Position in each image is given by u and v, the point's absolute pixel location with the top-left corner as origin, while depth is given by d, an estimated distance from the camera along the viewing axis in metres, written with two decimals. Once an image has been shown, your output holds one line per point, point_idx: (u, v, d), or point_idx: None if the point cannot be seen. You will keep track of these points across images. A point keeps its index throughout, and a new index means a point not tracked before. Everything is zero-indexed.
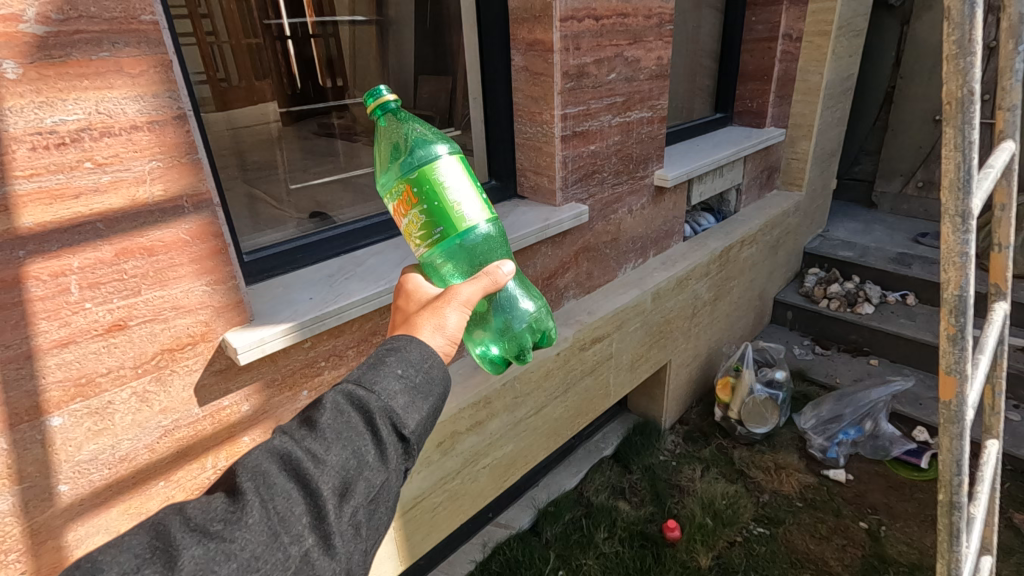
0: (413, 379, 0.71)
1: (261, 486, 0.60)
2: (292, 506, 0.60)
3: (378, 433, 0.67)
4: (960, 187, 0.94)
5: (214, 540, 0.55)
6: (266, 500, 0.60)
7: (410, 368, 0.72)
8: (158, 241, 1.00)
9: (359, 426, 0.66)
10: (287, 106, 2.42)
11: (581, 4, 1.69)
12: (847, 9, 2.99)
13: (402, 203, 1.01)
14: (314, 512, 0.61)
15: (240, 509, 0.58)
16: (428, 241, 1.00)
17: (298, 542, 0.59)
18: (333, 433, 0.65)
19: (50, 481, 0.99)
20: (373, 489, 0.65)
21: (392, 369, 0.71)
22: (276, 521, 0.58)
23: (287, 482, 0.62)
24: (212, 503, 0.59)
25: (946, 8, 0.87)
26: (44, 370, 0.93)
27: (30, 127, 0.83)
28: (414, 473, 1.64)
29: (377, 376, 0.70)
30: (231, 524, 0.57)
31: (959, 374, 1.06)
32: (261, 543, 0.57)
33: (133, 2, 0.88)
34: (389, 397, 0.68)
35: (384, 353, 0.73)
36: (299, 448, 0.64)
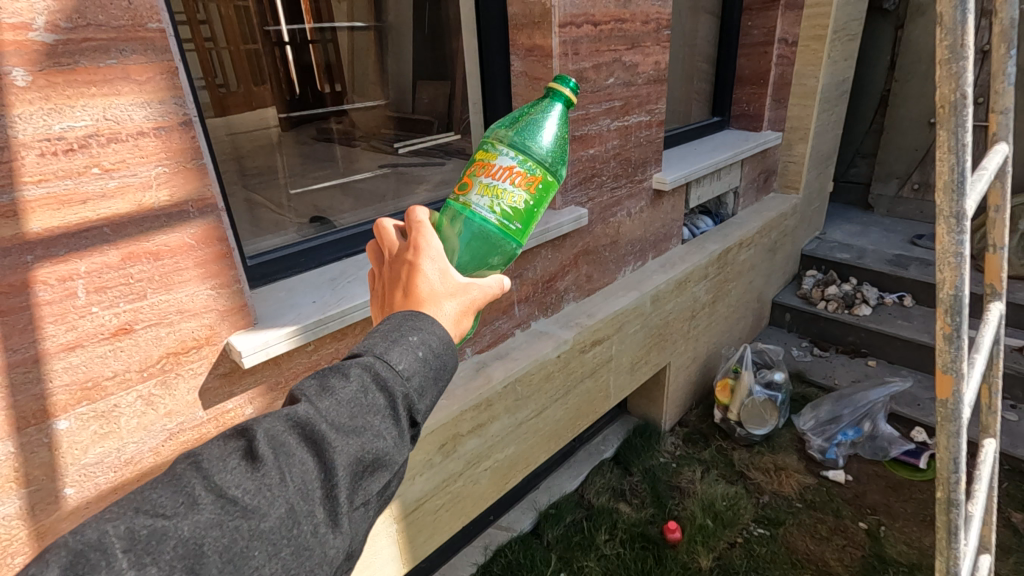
0: (434, 363, 0.67)
1: (280, 456, 0.56)
2: (309, 480, 0.57)
3: (396, 415, 0.62)
4: (954, 189, 0.95)
5: (235, 506, 0.53)
6: (284, 469, 0.56)
7: (432, 351, 0.67)
8: (163, 245, 1.01)
9: (378, 405, 0.61)
10: (287, 111, 2.50)
11: (580, 10, 1.71)
12: (842, 14, 3.02)
13: (522, 173, 0.89)
14: (328, 489, 0.57)
15: (259, 476, 0.55)
16: (501, 220, 0.88)
17: (310, 518, 0.56)
18: (353, 408, 0.60)
19: (56, 484, 1.00)
20: (387, 472, 0.61)
21: (414, 348, 0.65)
22: (293, 494, 0.55)
23: (305, 453, 0.58)
24: (231, 463, 0.55)
25: (940, 14, 0.89)
26: (51, 374, 0.93)
27: (39, 133, 0.84)
28: (416, 475, 1.64)
29: (399, 353, 0.64)
30: (251, 492, 0.54)
31: (956, 372, 1.07)
32: (277, 517, 0.54)
33: (141, 11, 0.89)
34: (410, 379, 0.64)
35: (407, 327, 0.68)
36: (319, 420, 0.59)
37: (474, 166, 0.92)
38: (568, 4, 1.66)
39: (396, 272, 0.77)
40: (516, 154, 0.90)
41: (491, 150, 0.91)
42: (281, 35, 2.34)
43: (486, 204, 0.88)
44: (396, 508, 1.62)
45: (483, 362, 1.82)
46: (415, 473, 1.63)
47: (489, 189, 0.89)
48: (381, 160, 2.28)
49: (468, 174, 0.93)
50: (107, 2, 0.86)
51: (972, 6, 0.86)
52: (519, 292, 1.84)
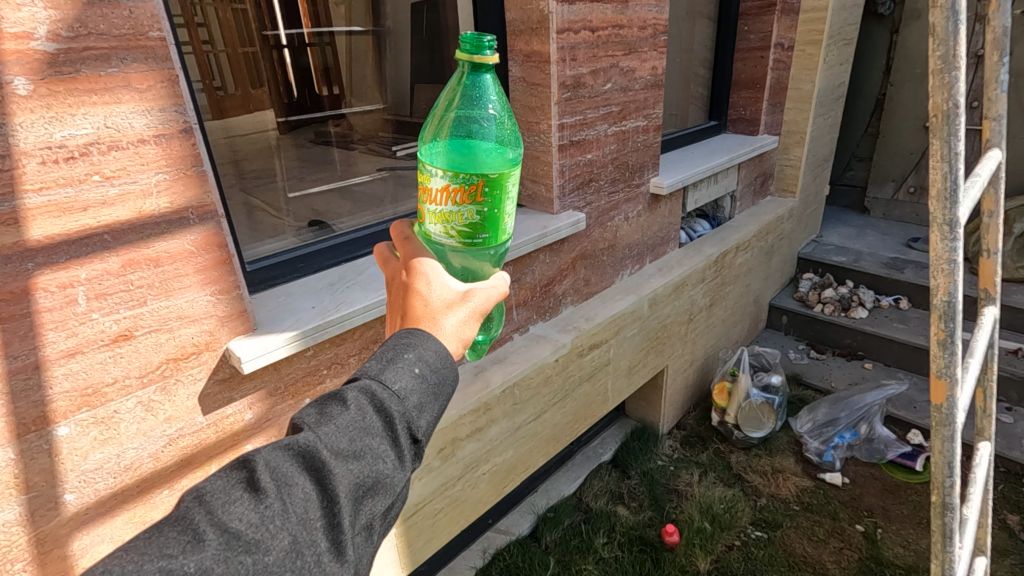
0: (432, 379, 0.68)
1: (282, 488, 0.57)
2: (311, 510, 0.57)
3: (395, 435, 0.64)
4: (947, 197, 0.96)
5: (238, 541, 0.52)
6: (286, 500, 0.56)
7: (428, 366, 0.68)
8: (164, 252, 1.02)
9: (375, 427, 0.63)
10: (285, 115, 2.40)
11: (578, 16, 1.72)
12: (838, 19, 3.05)
13: (457, 188, 0.88)
14: (330, 518, 0.58)
15: (262, 508, 0.55)
16: (464, 239, 0.92)
17: (314, 551, 0.56)
18: (352, 432, 0.61)
19: (57, 489, 1.00)
20: (390, 493, 0.62)
21: (409, 366, 0.67)
22: (296, 526, 0.55)
23: (306, 482, 0.58)
24: (234, 497, 0.55)
25: (932, 25, 0.90)
26: (51, 380, 0.94)
27: (40, 142, 0.84)
28: (415, 480, 1.64)
29: (394, 373, 0.66)
30: (255, 526, 0.54)
31: (950, 377, 1.09)
32: (281, 550, 0.54)
33: (142, 20, 0.90)
34: (407, 399, 0.65)
35: (401, 345, 0.69)
36: (320, 446, 0.60)
37: (420, 190, 0.94)
38: (566, 10, 1.67)
39: (396, 293, 0.80)
40: (445, 171, 0.88)
41: (426, 173, 0.91)
42: (279, 39, 2.26)
43: (443, 230, 0.92)
44: None
45: (482, 366, 1.83)
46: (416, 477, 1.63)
47: (437, 216, 0.92)
48: (379, 164, 2.29)
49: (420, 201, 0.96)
50: (109, 11, 0.86)
51: (963, 18, 0.87)
52: (517, 296, 1.85)
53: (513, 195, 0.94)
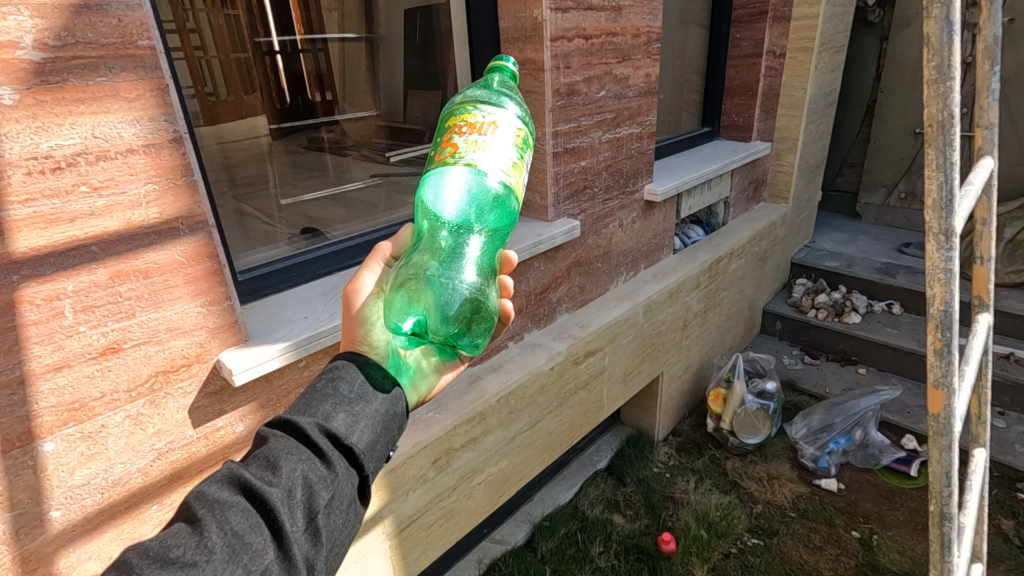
0: (350, 397, 0.79)
1: (217, 513, 0.63)
2: (251, 525, 0.63)
3: (322, 447, 0.72)
4: (943, 207, 0.97)
5: (174, 566, 0.58)
6: (223, 523, 0.62)
7: (347, 387, 0.80)
8: (153, 263, 1.00)
9: (301, 445, 0.72)
10: (277, 122, 2.43)
11: (571, 24, 1.71)
12: (829, 26, 3.07)
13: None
14: (272, 527, 0.65)
15: (199, 534, 0.61)
16: None
17: (258, 557, 0.62)
18: (279, 455, 0.69)
19: (42, 507, 0.98)
20: (327, 500, 0.69)
21: (327, 391, 0.78)
22: (235, 541, 0.61)
23: (242, 501, 0.65)
24: (172, 531, 0.61)
25: (927, 35, 0.91)
26: (37, 396, 0.92)
27: (26, 153, 0.82)
28: (409, 491, 1.62)
29: (311, 402, 0.77)
30: (192, 549, 0.59)
31: (947, 387, 1.09)
32: (224, 563, 0.60)
33: (131, 28, 0.88)
34: (327, 416, 0.75)
35: (319, 381, 0.80)
36: (248, 471, 0.67)
37: None
38: (559, 18, 1.67)
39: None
40: None
41: None
42: (271, 45, 2.22)
43: None
44: (388, 525, 1.60)
45: (477, 375, 1.82)
46: (408, 489, 1.61)
47: None
48: (373, 170, 2.28)
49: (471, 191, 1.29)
50: (97, 20, 0.85)
51: (958, 28, 0.88)
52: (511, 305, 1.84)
53: None
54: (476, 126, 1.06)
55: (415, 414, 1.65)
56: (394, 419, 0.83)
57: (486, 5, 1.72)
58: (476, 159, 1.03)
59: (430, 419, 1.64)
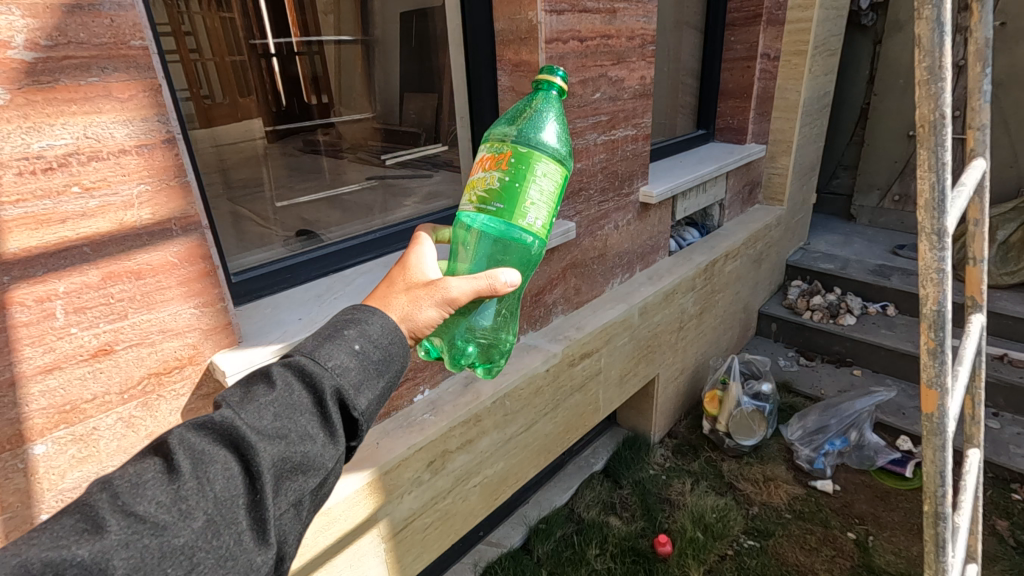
0: (374, 358, 0.73)
1: (198, 466, 0.59)
2: (232, 490, 0.59)
3: (325, 412, 0.67)
4: (935, 207, 0.97)
5: (143, 524, 0.54)
6: (203, 479, 0.59)
7: (370, 345, 0.73)
8: (146, 264, 1.00)
9: (304, 402, 0.66)
10: (274, 123, 2.43)
11: (567, 26, 1.72)
12: (822, 30, 3.09)
13: (493, 156, 0.96)
14: (253, 495, 0.61)
15: (177, 489, 0.57)
16: (480, 205, 0.96)
17: (232, 528, 0.58)
18: (279, 412, 0.64)
19: (32, 510, 0.97)
20: (318, 470, 0.66)
21: (347, 344, 0.71)
22: (212, 506, 0.57)
23: (228, 459, 0.61)
24: (148, 478, 0.57)
25: (918, 36, 0.91)
26: (28, 398, 0.91)
27: (17, 153, 0.82)
28: (404, 494, 1.61)
29: (330, 348, 0.70)
30: (165, 508, 0.55)
31: (940, 387, 1.09)
32: (195, 530, 0.56)
33: (124, 28, 0.88)
34: (339, 375, 0.69)
35: (340, 326, 0.73)
36: (243, 423, 0.62)
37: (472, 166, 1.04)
38: (554, 20, 1.68)
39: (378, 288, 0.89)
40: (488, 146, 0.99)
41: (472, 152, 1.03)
42: (267, 47, 2.22)
43: (470, 199, 0.99)
44: (383, 528, 1.59)
45: (472, 377, 1.81)
46: (404, 491, 1.60)
47: (470, 184, 0.99)
48: (369, 172, 2.28)
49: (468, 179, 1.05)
50: (89, 20, 0.85)
51: (949, 29, 0.88)
52: None
53: (541, 180, 0.94)
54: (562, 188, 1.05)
55: (410, 417, 1.64)
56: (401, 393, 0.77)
57: (480, 7, 1.72)
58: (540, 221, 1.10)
59: (425, 421, 1.64)
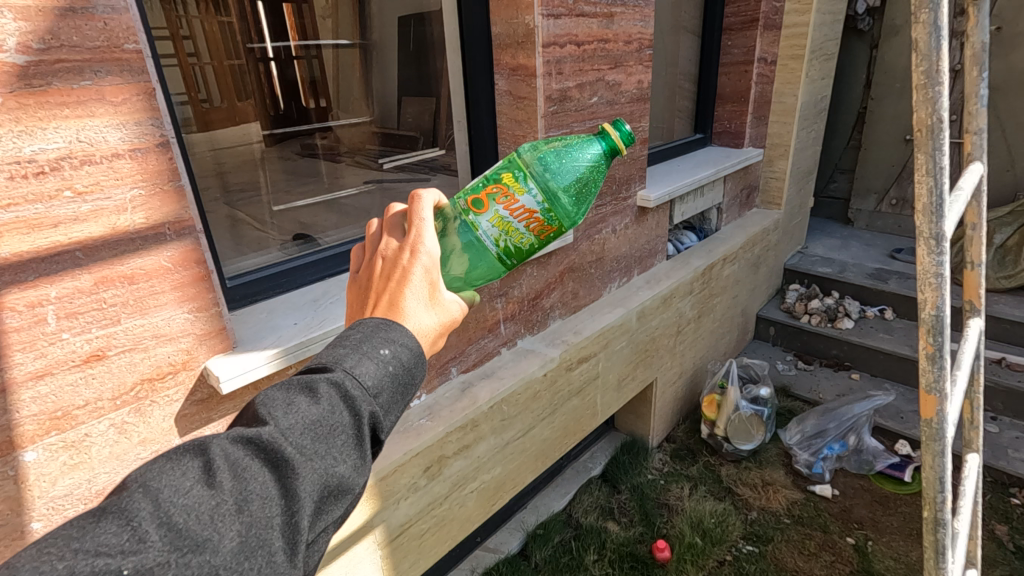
0: (408, 375, 0.65)
1: (239, 482, 0.53)
2: (269, 510, 0.53)
3: (362, 434, 0.60)
4: (933, 212, 0.97)
5: (183, 542, 0.48)
6: (242, 496, 0.52)
7: (403, 364, 0.65)
8: (139, 269, 0.99)
9: (344, 421, 0.59)
10: (270, 128, 2.37)
11: (564, 30, 1.72)
12: (819, 35, 3.10)
13: (540, 220, 0.94)
14: (288, 518, 0.54)
15: (215, 504, 0.50)
16: (502, 254, 0.95)
17: (266, 553, 0.52)
18: (319, 429, 0.57)
19: (23, 518, 0.96)
20: (353, 492, 0.59)
21: (384, 362, 0.63)
22: (250, 527, 0.51)
23: (266, 475, 0.54)
24: (187, 489, 0.50)
25: (915, 41, 0.91)
26: (18, 404, 0.90)
27: (8, 156, 0.81)
28: (401, 500, 1.60)
29: (372, 363, 0.62)
30: (205, 525, 0.49)
31: (939, 392, 1.08)
32: (230, 553, 0.50)
33: (117, 32, 0.87)
34: (377, 396, 0.62)
35: (379, 337, 0.65)
36: (283, 440, 0.55)
37: (496, 186, 0.92)
38: (551, 24, 1.67)
39: (378, 282, 0.74)
40: (541, 198, 0.92)
41: (519, 180, 0.91)
42: (265, 52, 2.19)
43: (493, 236, 0.93)
44: (379, 534, 1.58)
45: (469, 382, 1.80)
46: (402, 497, 1.60)
47: (501, 224, 0.92)
48: (366, 176, 2.28)
49: (487, 191, 0.92)
50: (82, 23, 0.84)
51: (945, 34, 0.89)
52: (505, 309, 1.85)
53: None
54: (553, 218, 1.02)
55: (406, 422, 1.63)
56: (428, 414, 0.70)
57: (478, 10, 1.72)
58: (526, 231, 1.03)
59: (422, 426, 1.62)
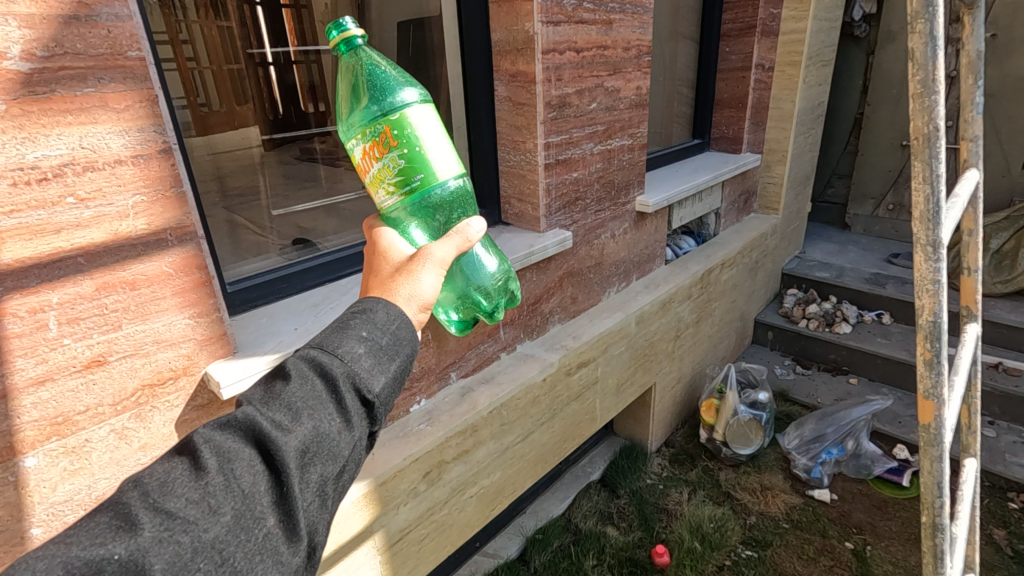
0: (380, 344, 0.73)
1: (225, 462, 0.60)
2: (256, 481, 0.60)
3: (341, 398, 0.68)
4: (930, 219, 0.98)
5: (174, 520, 0.54)
6: (230, 474, 0.59)
7: (374, 332, 0.74)
8: (141, 275, 0.99)
9: (321, 392, 0.67)
10: (270, 132, 2.39)
11: (563, 37, 1.73)
12: (816, 41, 3.12)
13: (371, 146, 0.97)
14: (278, 486, 0.61)
15: (204, 483, 0.57)
16: (402, 189, 0.98)
17: (261, 520, 0.58)
18: (296, 404, 0.65)
19: (23, 524, 0.95)
20: (341, 456, 0.66)
21: (355, 333, 0.72)
22: (239, 501, 0.58)
23: (251, 452, 0.62)
24: (176, 475, 0.58)
25: (911, 50, 0.93)
26: (19, 409, 0.90)
27: (11, 163, 0.81)
28: (400, 505, 1.60)
29: (342, 339, 0.72)
30: (193, 503, 0.56)
31: (937, 397, 1.09)
32: (223, 524, 0.56)
33: (120, 40, 0.88)
34: (352, 362, 0.70)
35: (346, 319, 0.75)
36: (263, 418, 0.63)
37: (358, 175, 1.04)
38: (551, 31, 1.68)
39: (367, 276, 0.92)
40: (357, 138, 0.98)
41: (351, 153, 1.02)
42: (265, 56, 2.20)
43: (385, 192, 0.99)
44: (379, 539, 1.57)
45: (469, 387, 1.80)
46: (401, 502, 1.59)
47: (375, 181, 1.00)
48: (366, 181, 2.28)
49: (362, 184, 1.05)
50: (86, 31, 0.84)
51: (941, 44, 0.90)
52: (505, 314, 1.86)
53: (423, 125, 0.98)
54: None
55: (406, 426, 1.63)
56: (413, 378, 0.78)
57: (478, 18, 1.73)
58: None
59: (422, 431, 1.62)
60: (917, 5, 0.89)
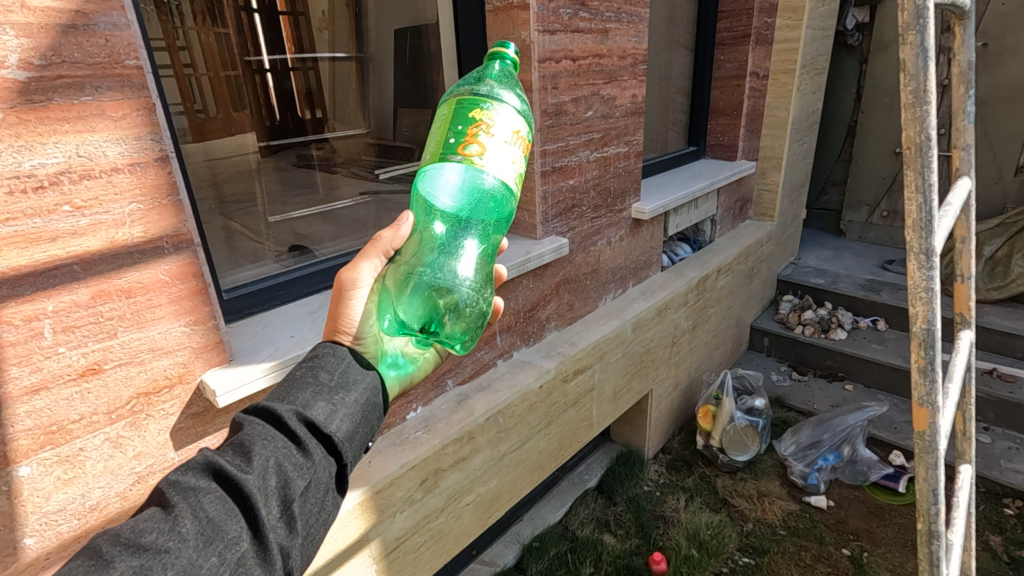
0: (330, 387, 0.80)
1: (191, 498, 0.63)
2: (224, 511, 0.63)
3: (300, 433, 0.73)
4: (923, 227, 0.99)
5: (148, 552, 0.57)
6: (197, 508, 0.62)
7: (324, 376, 0.81)
8: (136, 282, 0.99)
9: (278, 433, 0.71)
10: (266, 139, 2.37)
11: (559, 46, 1.74)
12: (810, 49, 3.15)
13: None
14: (247, 515, 0.64)
15: (172, 519, 0.60)
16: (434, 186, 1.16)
17: (234, 545, 0.61)
18: (256, 441, 0.69)
19: (15, 534, 0.95)
20: (305, 482, 0.70)
21: (306, 382, 0.80)
22: (209, 529, 0.61)
23: (216, 488, 0.64)
24: (145, 515, 0.60)
25: (903, 61, 0.94)
26: (12, 418, 0.89)
27: (7, 171, 0.81)
28: (397, 513, 1.59)
29: (290, 391, 0.78)
30: (164, 534, 0.59)
31: (930, 405, 1.10)
32: (194, 551, 0.59)
33: (118, 47, 0.89)
34: (306, 405, 0.76)
35: (299, 370, 0.82)
36: (224, 457, 0.67)
37: None
38: (547, 40, 1.69)
39: None
40: None
41: None
42: (262, 63, 2.19)
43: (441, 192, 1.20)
44: (375, 548, 1.57)
45: (465, 394, 1.80)
46: (397, 511, 1.59)
47: None
48: (363, 187, 2.28)
49: None
50: (83, 39, 0.85)
51: (932, 54, 0.91)
52: (501, 321, 1.86)
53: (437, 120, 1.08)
54: (489, 124, 1.00)
55: (402, 435, 1.63)
56: (370, 411, 0.84)
57: (475, 26, 1.75)
58: (491, 166, 0.99)
59: (419, 439, 1.62)
60: (908, 16, 0.90)
